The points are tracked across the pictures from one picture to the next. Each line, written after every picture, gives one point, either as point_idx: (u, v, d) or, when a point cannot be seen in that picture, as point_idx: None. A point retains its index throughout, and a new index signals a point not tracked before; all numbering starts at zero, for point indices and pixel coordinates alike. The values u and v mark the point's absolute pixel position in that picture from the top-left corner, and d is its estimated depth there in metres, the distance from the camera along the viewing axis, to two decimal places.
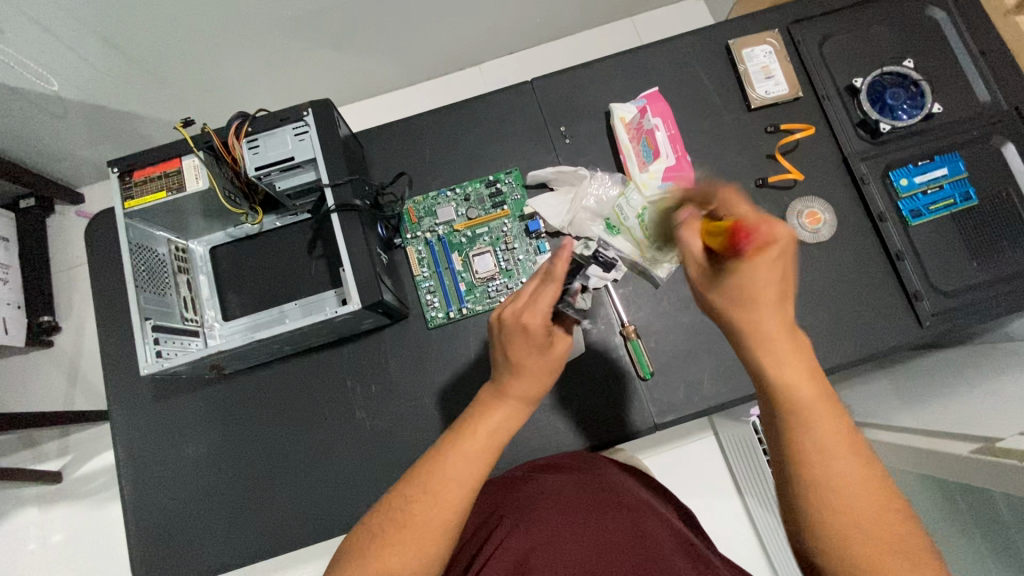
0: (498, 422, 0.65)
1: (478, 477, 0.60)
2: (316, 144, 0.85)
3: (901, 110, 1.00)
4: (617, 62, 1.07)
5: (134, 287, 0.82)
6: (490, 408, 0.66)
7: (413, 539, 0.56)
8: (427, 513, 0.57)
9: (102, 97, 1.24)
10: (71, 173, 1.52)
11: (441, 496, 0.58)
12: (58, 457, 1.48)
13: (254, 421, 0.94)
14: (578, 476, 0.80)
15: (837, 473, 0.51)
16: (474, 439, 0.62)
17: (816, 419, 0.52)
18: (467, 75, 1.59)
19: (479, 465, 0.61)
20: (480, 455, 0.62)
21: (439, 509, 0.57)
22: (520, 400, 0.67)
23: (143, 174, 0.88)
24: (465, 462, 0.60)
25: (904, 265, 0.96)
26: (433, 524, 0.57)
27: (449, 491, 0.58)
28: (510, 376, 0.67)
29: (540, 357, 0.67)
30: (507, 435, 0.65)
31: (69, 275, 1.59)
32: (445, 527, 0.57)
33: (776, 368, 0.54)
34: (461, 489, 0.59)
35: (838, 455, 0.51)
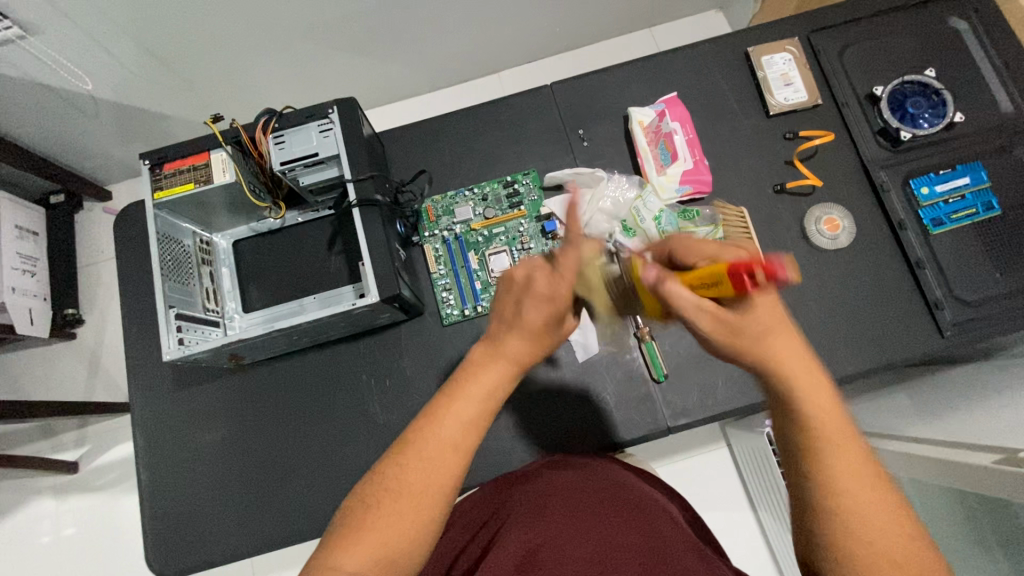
0: (494, 379, 0.64)
1: (471, 443, 0.60)
2: (340, 141, 0.87)
3: (923, 119, 0.99)
4: (637, 67, 1.08)
5: (160, 276, 0.84)
6: (483, 366, 0.65)
7: (408, 506, 0.56)
8: (422, 479, 0.57)
9: (134, 97, 1.28)
10: (100, 171, 1.57)
11: (435, 463, 0.58)
12: (75, 448, 1.50)
13: (269, 412, 0.96)
14: (584, 474, 0.79)
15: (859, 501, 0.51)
16: (465, 398, 0.62)
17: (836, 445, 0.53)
18: (486, 81, 1.62)
19: (472, 428, 0.60)
20: (474, 416, 0.61)
21: (435, 474, 0.57)
22: (513, 365, 0.65)
23: (173, 166, 0.90)
24: (458, 426, 0.60)
25: (924, 273, 0.95)
26: (428, 491, 0.57)
27: (444, 456, 0.58)
28: (514, 334, 0.65)
29: (545, 319, 0.65)
30: (500, 395, 0.64)
31: (94, 271, 1.63)
32: (438, 494, 0.57)
33: (806, 402, 0.55)
34: (455, 452, 0.59)
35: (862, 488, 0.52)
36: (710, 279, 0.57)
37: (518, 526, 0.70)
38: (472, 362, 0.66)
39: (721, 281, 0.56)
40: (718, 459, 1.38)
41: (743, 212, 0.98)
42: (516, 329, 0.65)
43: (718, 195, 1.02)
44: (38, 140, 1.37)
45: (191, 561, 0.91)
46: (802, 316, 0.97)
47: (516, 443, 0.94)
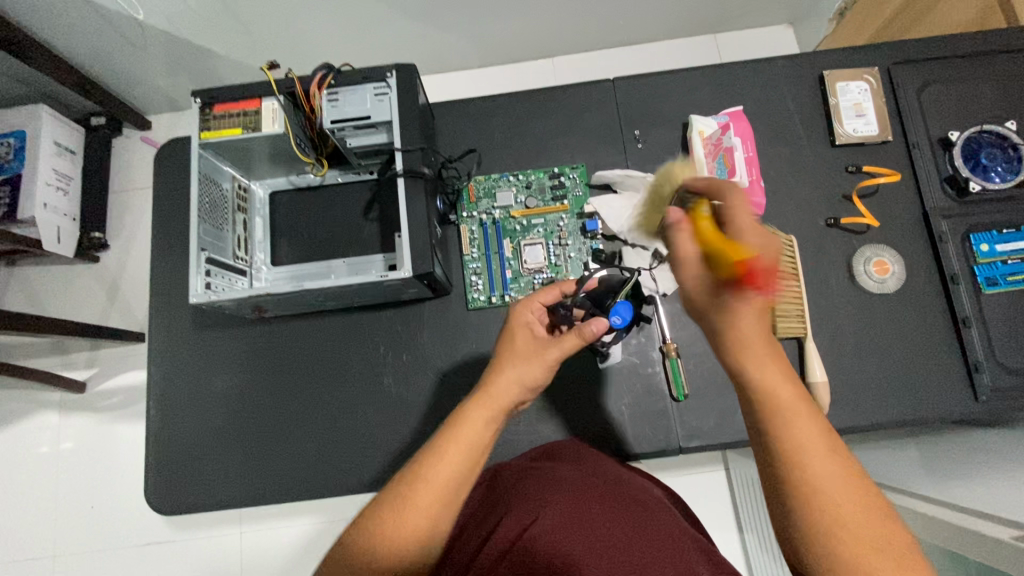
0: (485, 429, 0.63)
1: (434, 517, 0.58)
2: (394, 107, 0.85)
3: (995, 172, 0.95)
4: (704, 74, 1.04)
5: (197, 217, 0.83)
6: (452, 440, 0.62)
7: (404, 550, 0.57)
8: (387, 545, 0.56)
9: (187, 30, 1.27)
10: (144, 100, 1.57)
11: (399, 534, 0.57)
12: (85, 368, 1.52)
13: (282, 370, 0.96)
14: (586, 472, 0.76)
15: (818, 467, 0.50)
16: (455, 446, 0.61)
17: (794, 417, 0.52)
18: (540, 65, 1.58)
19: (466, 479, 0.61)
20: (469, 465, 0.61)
21: (397, 546, 0.57)
22: (477, 443, 0.62)
23: (223, 108, 0.88)
24: (425, 502, 0.58)
25: (969, 332, 0.92)
26: (423, 539, 0.57)
27: (406, 528, 0.57)
28: (512, 384, 0.66)
29: (546, 371, 0.68)
30: (466, 468, 0.61)
31: (124, 198, 1.63)
32: (430, 540, 0.58)
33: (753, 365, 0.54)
34: (418, 526, 0.57)
35: (825, 461, 0.50)
36: (727, 259, 0.52)
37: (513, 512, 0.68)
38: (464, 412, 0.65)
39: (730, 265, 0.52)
40: (714, 480, 1.37)
41: (791, 241, 0.95)
42: (511, 381, 0.66)
43: (768, 219, 0.99)
44: (87, 59, 1.36)
45: (188, 502, 0.92)
46: (834, 357, 0.94)
47: (523, 436, 0.93)
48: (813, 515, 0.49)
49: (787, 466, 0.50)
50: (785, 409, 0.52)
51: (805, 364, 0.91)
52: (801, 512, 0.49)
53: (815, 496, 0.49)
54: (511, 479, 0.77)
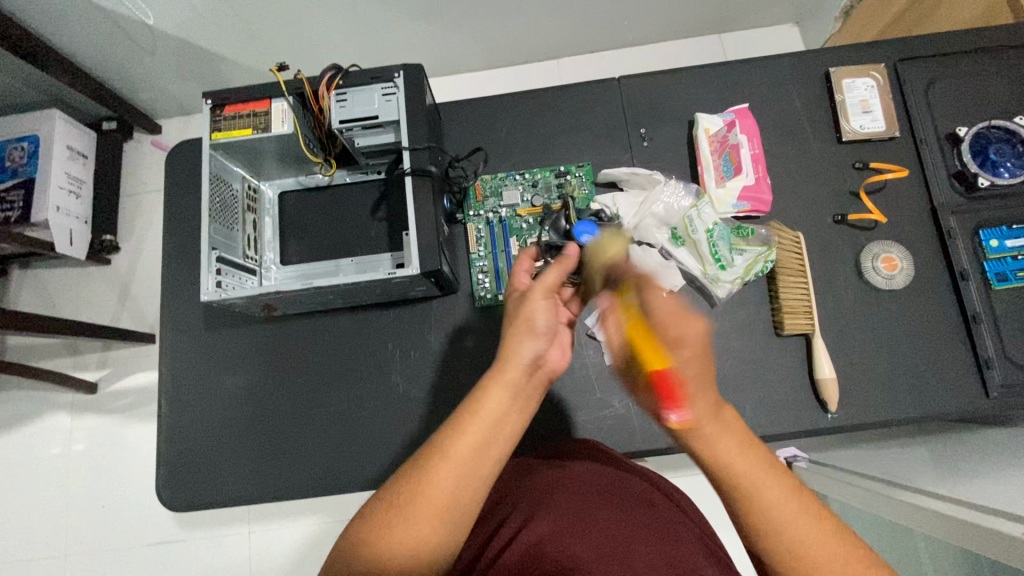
0: (502, 399, 0.61)
1: (463, 500, 0.58)
2: (402, 106, 0.86)
3: (1003, 167, 0.94)
4: (710, 72, 1.05)
5: (208, 217, 0.84)
6: (482, 422, 0.61)
7: (422, 531, 0.57)
8: (411, 524, 0.57)
9: (197, 35, 1.28)
10: (154, 104, 1.59)
11: (425, 514, 0.57)
12: (97, 369, 1.54)
13: (294, 367, 0.96)
14: (598, 470, 0.76)
15: (796, 538, 0.52)
16: (483, 431, 0.60)
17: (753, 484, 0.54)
18: (545, 67, 1.58)
19: (485, 454, 0.60)
20: (489, 440, 0.60)
21: (424, 524, 0.57)
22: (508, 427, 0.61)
23: (234, 109, 0.90)
24: (453, 487, 0.58)
25: (979, 329, 0.91)
26: (452, 514, 0.58)
27: (434, 508, 0.57)
28: (524, 355, 0.64)
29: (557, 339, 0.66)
30: (497, 454, 0.61)
31: (135, 201, 1.66)
32: (451, 527, 0.58)
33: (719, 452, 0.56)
34: (446, 509, 0.58)
35: (787, 515, 0.53)
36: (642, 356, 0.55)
37: (521, 507, 0.69)
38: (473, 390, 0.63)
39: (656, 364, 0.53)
40: None
41: (799, 238, 0.95)
42: (522, 356, 0.64)
43: (774, 216, 0.99)
44: (99, 65, 1.39)
45: (199, 497, 0.93)
46: (842, 354, 0.93)
47: (531, 433, 0.93)
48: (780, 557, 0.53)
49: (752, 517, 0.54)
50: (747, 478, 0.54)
51: (813, 360, 0.91)
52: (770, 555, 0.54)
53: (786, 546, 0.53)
54: (517, 474, 0.78)
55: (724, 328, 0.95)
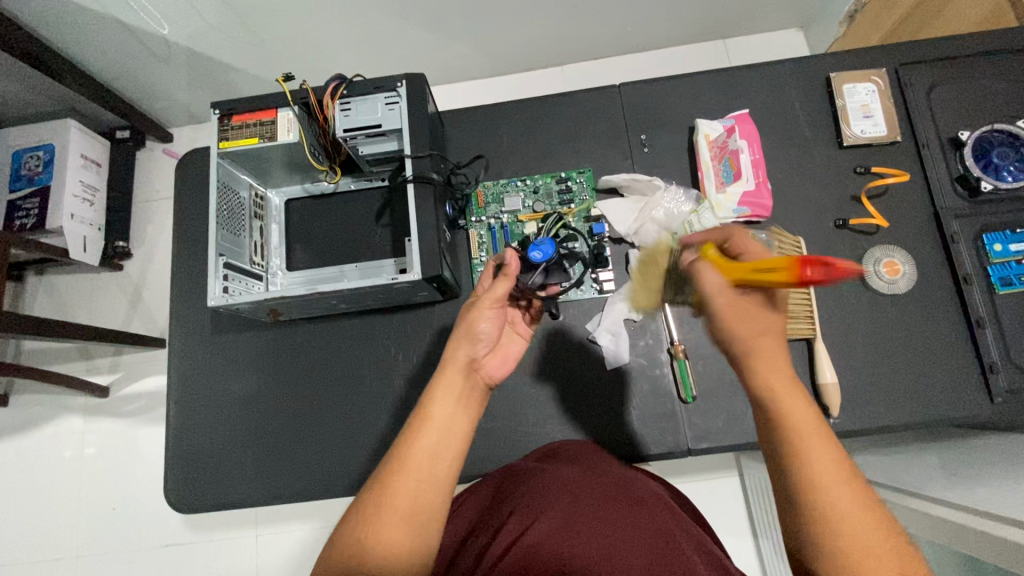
0: (448, 400, 0.66)
1: (427, 497, 0.61)
2: (405, 115, 0.88)
3: (1006, 171, 0.94)
4: (710, 78, 1.05)
5: (215, 224, 0.86)
6: (435, 417, 0.65)
7: (392, 537, 0.59)
8: (381, 527, 0.59)
9: (207, 46, 1.31)
10: (166, 113, 1.62)
11: (392, 515, 0.59)
12: (109, 373, 1.57)
13: (297, 372, 0.98)
14: (590, 472, 0.76)
15: (838, 500, 0.54)
16: (435, 428, 0.64)
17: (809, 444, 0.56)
18: (549, 74, 1.60)
19: (442, 451, 0.64)
20: (446, 438, 0.64)
21: (392, 524, 0.59)
22: (456, 418, 0.66)
23: (242, 119, 0.92)
24: (415, 485, 0.61)
25: (983, 334, 0.90)
26: (417, 513, 0.60)
27: (400, 508, 0.60)
28: (460, 358, 0.70)
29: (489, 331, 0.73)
30: (450, 446, 0.64)
31: (147, 208, 1.69)
32: (418, 526, 0.60)
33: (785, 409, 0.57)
34: (411, 507, 0.60)
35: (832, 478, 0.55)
36: (772, 266, 0.58)
37: (515, 512, 0.69)
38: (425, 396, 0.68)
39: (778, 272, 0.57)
40: (726, 485, 1.35)
41: (798, 241, 0.95)
42: (460, 357, 0.70)
43: (775, 220, 0.99)
44: (113, 75, 1.42)
45: (205, 499, 0.95)
46: (844, 359, 0.93)
47: (532, 437, 0.93)
48: (826, 521, 0.53)
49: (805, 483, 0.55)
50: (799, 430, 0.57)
51: (814, 365, 0.91)
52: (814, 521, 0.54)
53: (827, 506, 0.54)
54: (513, 478, 0.78)
55: None
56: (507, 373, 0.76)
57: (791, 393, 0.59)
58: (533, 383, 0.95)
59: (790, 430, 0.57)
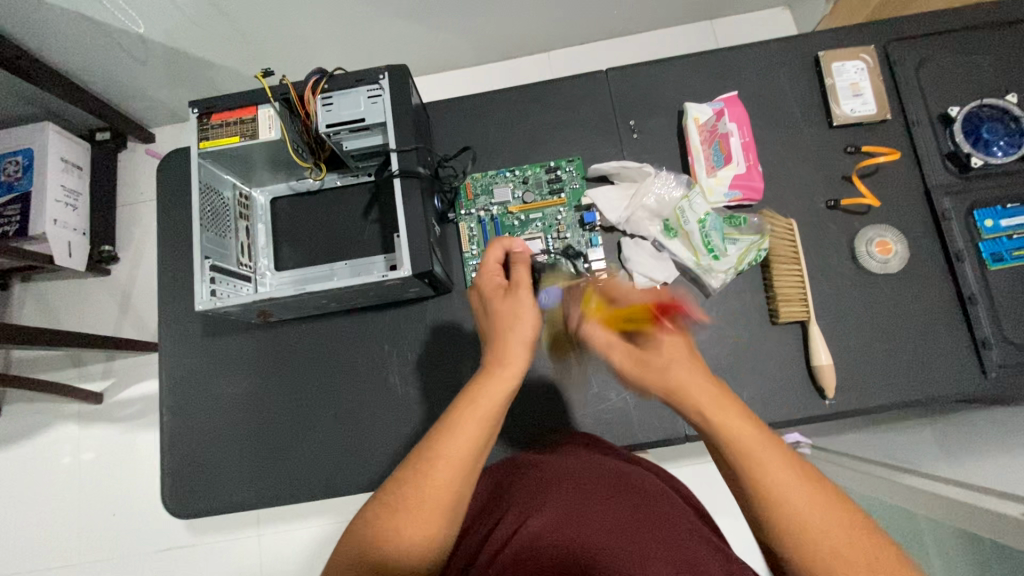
0: (499, 400, 0.64)
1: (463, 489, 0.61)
2: (388, 109, 0.86)
3: (996, 146, 0.93)
4: (698, 60, 1.04)
5: (199, 226, 0.84)
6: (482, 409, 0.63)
7: (427, 531, 0.58)
8: (419, 510, 0.58)
9: (185, 42, 1.28)
10: (146, 113, 1.59)
11: (431, 502, 0.59)
12: (102, 380, 1.55)
13: (292, 372, 0.97)
14: (598, 463, 0.75)
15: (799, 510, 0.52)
16: (476, 422, 0.62)
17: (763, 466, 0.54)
18: (535, 61, 1.58)
19: (483, 451, 0.63)
20: (489, 432, 0.63)
21: (429, 510, 0.58)
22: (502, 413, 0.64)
23: (221, 117, 0.90)
24: (455, 475, 0.60)
25: (975, 310, 0.91)
26: (452, 504, 0.60)
27: (439, 496, 0.59)
28: (520, 350, 0.67)
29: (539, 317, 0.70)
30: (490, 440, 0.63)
31: (132, 211, 1.66)
32: (452, 515, 0.60)
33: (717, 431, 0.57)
34: (450, 495, 0.59)
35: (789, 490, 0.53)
36: None
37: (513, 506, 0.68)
38: (471, 387, 0.65)
39: (652, 320, 0.65)
40: None
41: (792, 224, 0.94)
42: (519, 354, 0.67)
43: (767, 203, 0.98)
44: (89, 76, 1.39)
45: (204, 503, 0.94)
46: (839, 340, 0.93)
47: (529, 430, 0.93)
48: (794, 539, 0.52)
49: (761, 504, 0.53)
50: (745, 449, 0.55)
51: (809, 347, 0.90)
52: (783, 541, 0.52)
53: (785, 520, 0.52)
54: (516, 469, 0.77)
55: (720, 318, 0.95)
56: None
57: (727, 408, 0.57)
58: (528, 375, 0.95)
59: (735, 452, 0.55)
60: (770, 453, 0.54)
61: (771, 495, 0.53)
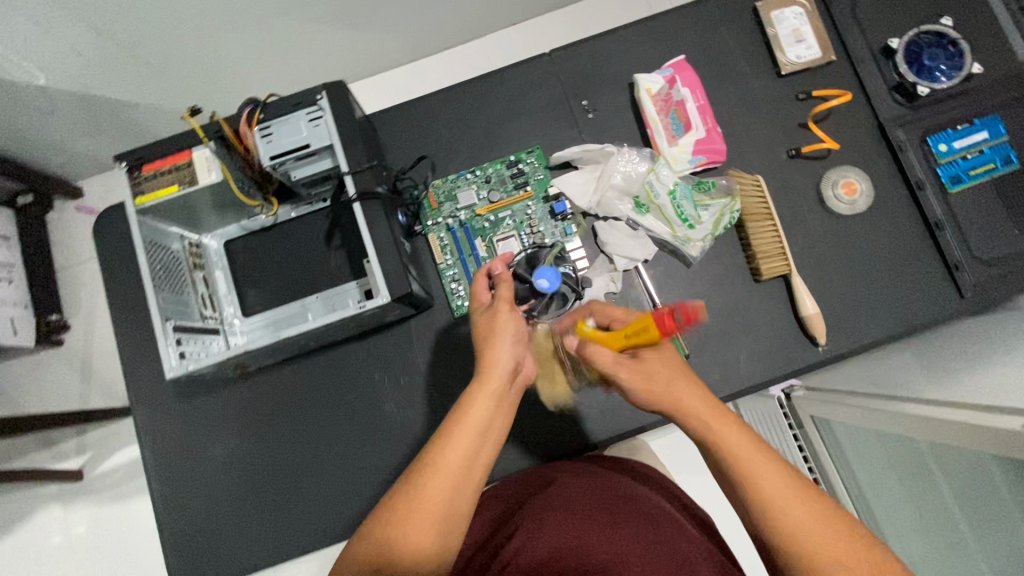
0: (489, 407, 0.65)
1: (457, 499, 0.61)
2: (333, 130, 0.81)
3: (939, 72, 0.95)
4: (640, 28, 1.02)
5: (153, 287, 0.78)
6: (470, 417, 0.64)
7: (422, 540, 0.59)
8: (414, 518, 0.59)
9: (95, 86, 1.18)
10: (68, 168, 1.48)
11: (425, 511, 0.59)
12: (78, 455, 1.47)
13: (281, 419, 0.93)
14: (606, 482, 0.75)
15: (792, 511, 0.58)
16: (465, 432, 0.63)
17: (755, 470, 0.61)
18: (472, 49, 1.52)
19: (477, 460, 0.63)
20: (480, 441, 0.63)
21: (422, 518, 0.59)
22: (492, 420, 0.65)
23: (153, 167, 0.83)
24: (447, 483, 0.61)
25: (943, 235, 0.93)
26: (447, 514, 0.60)
27: (433, 504, 0.60)
28: (502, 358, 0.68)
29: (519, 321, 0.70)
30: (481, 448, 0.63)
31: (74, 273, 1.55)
32: (447, 525, 0.60)
33: (712, 436, 0.64)
34: (444, 505, 0.60)
35: (780, 492, 0.59)
36: (639, 328, 0.67)
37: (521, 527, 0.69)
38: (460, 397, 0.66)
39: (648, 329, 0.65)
40: None
41: (759, 179, 0.94)
42: (501, 362, 0.67)
43: (731, 163, 0.98)
44: None
45: (214, 570, 0.90)
46: (821, 287, 0.94)
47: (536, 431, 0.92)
48: (786, 533, 0.58)
49: (757, 502, 0.59)
50: (739, 454, 0.62)
51: (794, 299, 0.91)
52: (775, 534, 0.58)
53: (774, 512, 0.59)
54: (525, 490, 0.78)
55: (705, 285, 0.94)
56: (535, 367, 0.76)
57: (718, 418, 0.65)
58: None
59: (728, 457, 0.62)
60: (764, 462, 0.61)
61: (761, 494, 0.60)
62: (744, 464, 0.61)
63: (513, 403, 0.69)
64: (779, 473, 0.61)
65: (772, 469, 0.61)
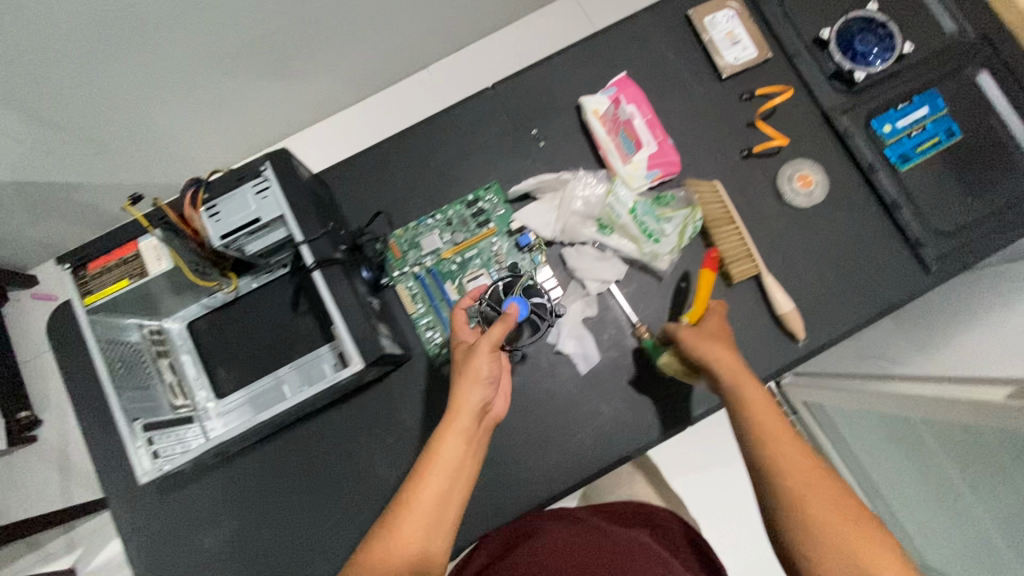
0: (458, 448, 0.71)
1: (430, 535, 0.67)
2: (281, 199, 0.78)
3: (873, 56, 0.97)
4: (579, 50, 1.02)
5: (114, 389, 0.75)
6: (442, 458, 0.70)
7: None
8: (391, 554, 0.64)
9: (33, 174, 1.14)
10: (17, 257, 1.42)
11: (399, 548, 0.65)
12: (66, 554, 1.39)
13: (269, 499, 0.89)
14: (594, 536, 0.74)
15: (833, 528, 0.63)
16: (438, 471, 0.70)
17: (806, 486, 0.67)
18: (417, 82, 1.51)
19: (447, 498, 0.70)
20: (450, 481, 0.70)
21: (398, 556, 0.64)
22: (462, 461, 0.71)
23: (98, 264, 0.81)
24: (420, 521, 0.67)
25: (901, 214, 0.94)
26: (423, 550, 0.66)
27: (409, 543, 0.65)
28: (473, 401, 0.73)
29: (494, 364, 0.76)
30: (449, 489, 0.70)
31: (38, 364, 1.49)
32: (423, 560, 0.65)
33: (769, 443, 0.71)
34: (418, 542, 0.66)
35: (830, 510, 0.65)
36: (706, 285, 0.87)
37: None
38: (434, 435, 0.72)
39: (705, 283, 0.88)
40: None
41: (717, 187, 0.94)
42: (471, 403, 0.73)
43: (687, 171, 0.98)
44: None
45: None
46: (792, 281, 0.95)
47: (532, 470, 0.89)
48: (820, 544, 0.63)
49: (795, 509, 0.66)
50: (790, 468, 0.68)
51: (769, 299, 0.92)
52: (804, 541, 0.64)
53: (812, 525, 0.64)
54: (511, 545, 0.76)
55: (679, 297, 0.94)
56: (504, 406, 0.83)
57: (782, 437, 0.72)
58: (515, 415, 0.91)
59: (781, 467, 0.69)
60: (819, 483, 0.67)
61: (804, 504, 0.66)
62: (794, 477, 0.68)
63: (481, 441, 0.76)
64: (832, 497, 0.66)
65: (823, 490, 0.66)
